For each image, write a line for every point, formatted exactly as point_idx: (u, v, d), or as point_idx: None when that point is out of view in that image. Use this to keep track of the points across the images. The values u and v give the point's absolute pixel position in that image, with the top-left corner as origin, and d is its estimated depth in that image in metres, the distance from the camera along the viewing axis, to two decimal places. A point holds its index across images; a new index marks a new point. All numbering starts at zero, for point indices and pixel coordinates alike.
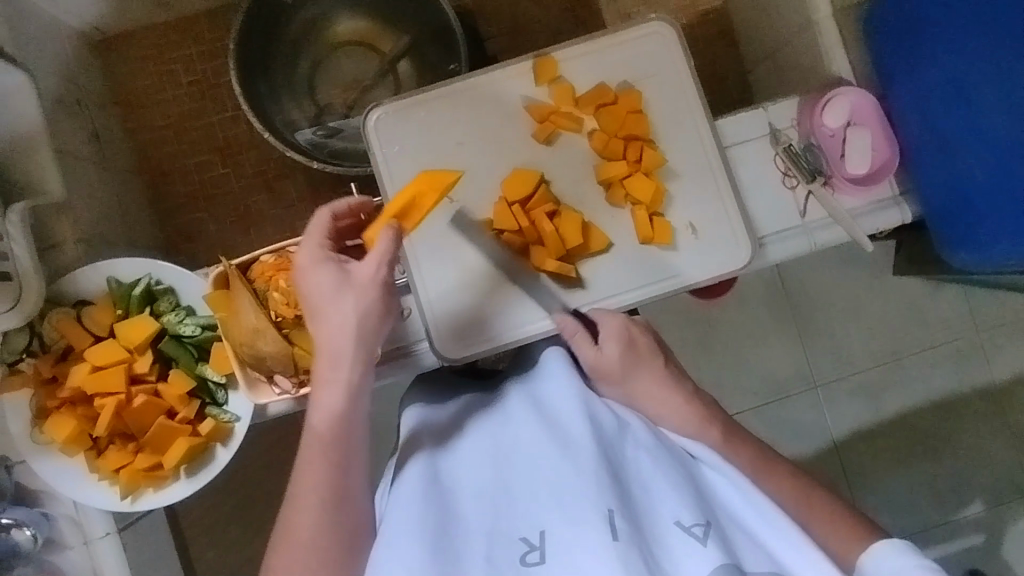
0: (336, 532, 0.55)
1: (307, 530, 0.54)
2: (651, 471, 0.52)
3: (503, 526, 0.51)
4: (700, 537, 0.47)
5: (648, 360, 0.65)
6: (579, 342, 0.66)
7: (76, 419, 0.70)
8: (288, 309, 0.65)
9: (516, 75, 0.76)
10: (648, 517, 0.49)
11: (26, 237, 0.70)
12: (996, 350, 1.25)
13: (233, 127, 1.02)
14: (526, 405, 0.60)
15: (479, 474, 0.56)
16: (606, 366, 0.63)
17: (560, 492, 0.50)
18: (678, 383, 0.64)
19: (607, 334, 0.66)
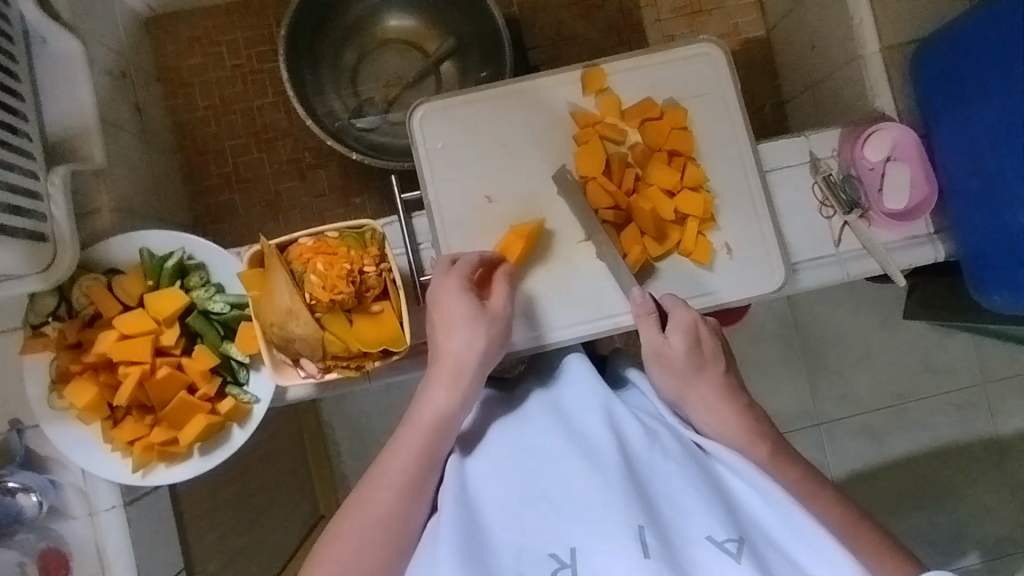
0: (383, 530, 0.57)
1: (359, 526, 0.57)
2: (676, 486, 0.52)
3: (535, 540, 0.51)
4: (733, 554, 0.47)
5: (709, 364, 0.64)
6: (645, 322, 0.65)
7: (97, 386, 0.69)
8: (323, 293, 0.65)
9: (565, 83, 0.77)
10: (678, 533, 0.49)
11: (66, 201, 0.70)
12: (1003, 403, 1.24)
13: (273, 113, 1.05)
14: (551, 415, 0.61)
15: (506, 472, 0.56)
16: (672, 359, 0.63)
17: (590, 509, 0.50)
18: (735, 395, 0.64)
19: (676, 325, 0.64)
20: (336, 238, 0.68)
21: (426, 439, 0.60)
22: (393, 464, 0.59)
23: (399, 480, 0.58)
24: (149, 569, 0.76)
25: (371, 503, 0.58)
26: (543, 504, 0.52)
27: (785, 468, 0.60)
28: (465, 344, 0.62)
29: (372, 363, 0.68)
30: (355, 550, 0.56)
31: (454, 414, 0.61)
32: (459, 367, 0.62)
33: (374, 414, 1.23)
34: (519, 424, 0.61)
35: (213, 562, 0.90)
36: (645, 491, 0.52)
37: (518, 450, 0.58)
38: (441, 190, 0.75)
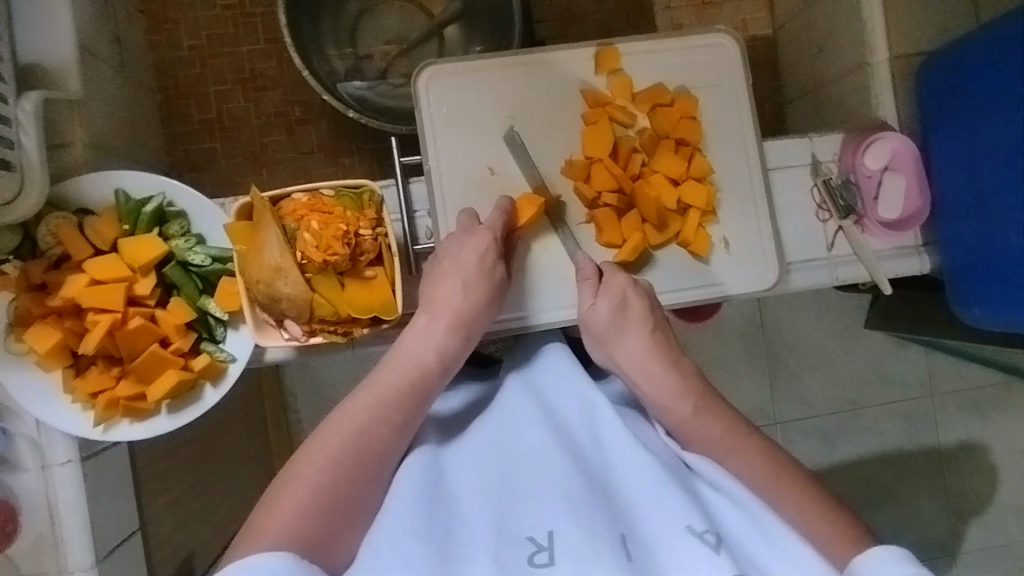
0: (351, 486, 0.51)
1: (320, 479, 0.50)
2: (648, 479, 0.50)
3: (511, 525, 0.47)
4: (712, 545, 0.45)
5: (636, 320, 0.62)
6: (584, 289, 0.65)
7: (61, 333, 0.65)
8: (316, 252, 0.62)
9: (579, 59, 0.75)
10: (651, 532, 0.47)
11: (37, 129, 0.65)
12: (946, 416, 1.29)
13: (263, 61, 1.00)
14: (530, 402, 0.59)
15: (478, 468, 0.54)
16: (594, 323, 0.62)
17: (571, 496, 0.48)
18: (665, 348, 0.61)
19: (606, 289, 0.64)
20: (331, 197, 0.65)
21: (409, 384, 0.57)
22: (368, 410, 0.54)
23: (376, 431, 0.54)
24: (101, 526, 0.72)
25: (338, 452, 0.52)
26: (519, 494, 0.50)
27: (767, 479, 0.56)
28: (471, 293, 0.63)
29: (360, 331, 0.66)
30: (312, 503, 0.49)
31: (451, 354, 0.60)
32: (462, 313, 0.62)
33: (339, 385, 1.20)
34: (500, 417, 0.59)
35: (166, 524, 0.86)
36: (617, 498, 0.50)
37: (493, 443, 0.56)
38: (442, 157, 0.73)
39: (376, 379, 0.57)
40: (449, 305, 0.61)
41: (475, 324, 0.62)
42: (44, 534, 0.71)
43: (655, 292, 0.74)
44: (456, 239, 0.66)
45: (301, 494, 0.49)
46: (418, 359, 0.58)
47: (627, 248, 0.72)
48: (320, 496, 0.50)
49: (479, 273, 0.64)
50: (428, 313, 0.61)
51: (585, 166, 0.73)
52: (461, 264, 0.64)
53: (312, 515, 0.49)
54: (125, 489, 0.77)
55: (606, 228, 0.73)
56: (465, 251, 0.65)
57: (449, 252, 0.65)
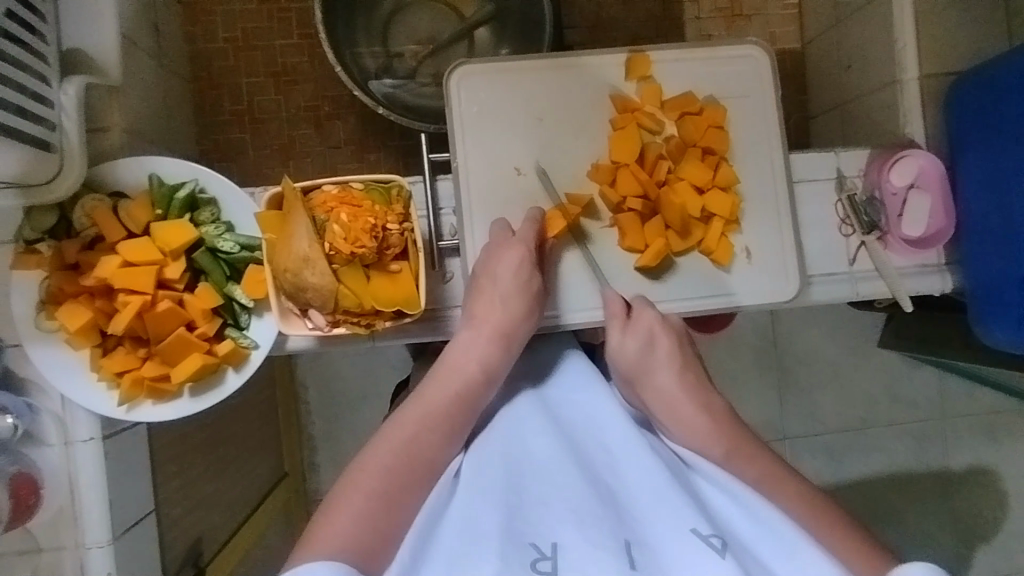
0: (404, 491, 0.52)
1: (373, 485, 0.51)
2: (654, 485, 0.49)
3: (516, 527, 0.47)
4: (717, 548, 0.44)
5: (667, 360, 0.60)
6: (611, 327, 0.64)
7: (91, 312, 0.67)
8: (345, 244, 0.63)
9: (609, 65, 0.76)
10: (655, 536, 0.47)
11: (77, 113, 0.67)
12: (957, 439, 1.28)
13: (295, 55, 1.01)
14: (538, 413, 0.59)
15: (484, 473, 0.53)
16: (622, 358, 0.61)
17: (579, 508, 0.47)
18: (699, 391, 0.59)
19: (634, 328, 0.62)
20: (361, 190, 0.66)
21: (456, 398, 0.58)
22: (417, 419, 0.56)
23: (425, 439, 0.55)
24: (119, 505, 0.74)
25: (391, 459, 0.53)
26: (526, 499, 0.49)
27: (744, 466, 0.54)
28: (510, 306, 0.63)
29: (382, 323, 0.66)
30: (366, 510, 0.50)
31: (496, 365, 0.60)
32: (503, 323, 0.62)
33: (349, 378, 1.23)
34: (508, 424, 0.58)
35: (178, 505, 0.87)
36: (623, 503, 0.49)
37: (497, 449, 0.55)
38: (469, 156, 0.74)
39: (423, 392, 0.58)
40: (491, 316, 0.62)
41: (518, 333, 0.63)
42: (64, 509, 0.72)
43: (673, 298, 0.75)
44: (493, 256, 0.67)
45: (356, 503, 0.50)
46: (461, 368, 0.59)
47: (651, 253, 0.72)
48: (374, 503, 0.50)
49: (520, 286, 0.64)
50: (470, 326, 0.62)
51: (610, 171, 0.74)
52: (499, 280, 0.65)
53: (367, 522, 0.49)
54: (143, 469, 0.79)
55: (629, 232, 0.73)
56: (501, 262, 0.66)
57: (490, 269, 0.66)
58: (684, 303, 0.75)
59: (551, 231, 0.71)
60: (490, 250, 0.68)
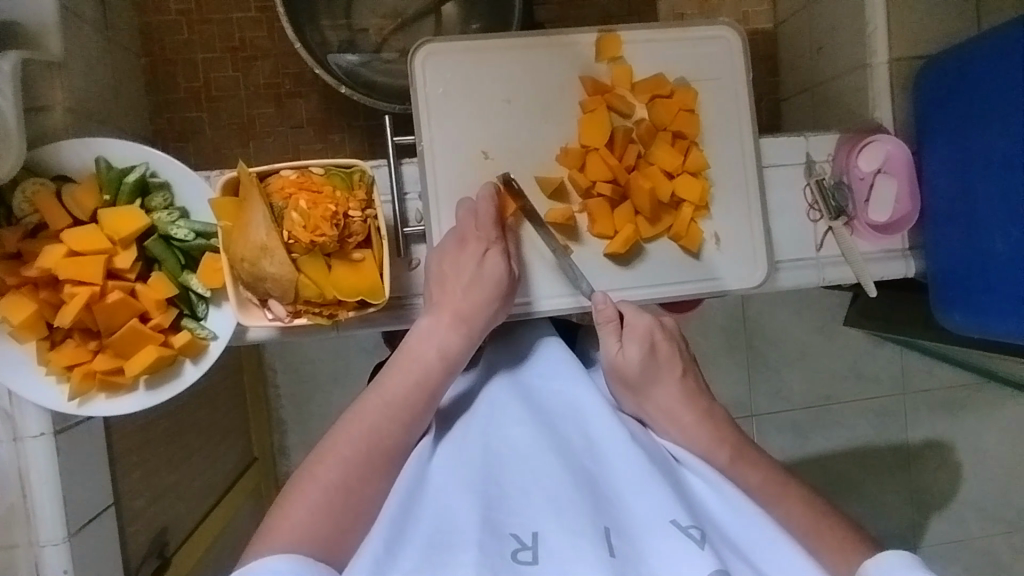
0: (360, 481, 0.52)
1: (332, 477, 0.52)
2: (633, 472, 0.50)
3: (498, 518, 0.47)
4: (696, 540, 0.45)
5: (668, 368, 0.61)
6: (606, 334, 0.62)
7: (36, 304, 0.63)
8: (304, 233, 0.61)
9: (579, 46, 0.74)
10: (634, 524, 0.47)
11: (14, 92, 0.62)
12: (915, 414, 1.31)
13: (253, 29, 0.97)
14: (517, 397, 0.58)
15: (460, 461, 0.52)
16: (626, 369, 0.60)
17: (557, 497, 0.48)
18: (697, 399, 0.60)
19: (631, 333, 0.61)
20: (321, 176, 0.63)
21: (415, 387, 0.57)
22: (376, 409, 0.55)
23: (386, 429, 0.55)
24: (75, 500, 0.71)
25: (350, 451, 0.53)
26: (504, 486, 0.49)
27: (746, 471, 0.56)
28: (473, 295, 0.62)
29: (345, 313, 0.64)
30: (326, 501, 0.51)
31: (455, 350, 0.59)
32: (463, 310, 0.61)
33: (320, 360, 1.21)
34: (486, 414, 0.57)
35: (141, 497, 0.84)
36: (602, 489, 0.50)
37: (474, 439, 0.54)
38: (435, 138, 0.71)
39: (383, 382, 0.57)
40: (450, 302, 0.61)
41: (479, 320, 0.62)
42: (15, 506, 0.69)
43: (642, 284, 0.74)
44: (456, 245, 0.65)
45: (313, 494, 0.51)
46: (421, 356, 0.58)
47: (620, 239, 0.71)
48: (332, 495, 0.51)
49: (480, 275, 0.63)
50: (432, 314, 0.61)
51: (579, 155, 0.72)
52: (461, 271, 0.63)
53: (323, 514, 0.50)
54: (100, 462, 0.76)
55: (599, 218, 0.72)
56: (463, 254, 0.64)
57: (448, 256, 0.64)
58: (654, 290, 0.74)
59: (507, 207, 0.70)
60: (457, 237, 0.66)
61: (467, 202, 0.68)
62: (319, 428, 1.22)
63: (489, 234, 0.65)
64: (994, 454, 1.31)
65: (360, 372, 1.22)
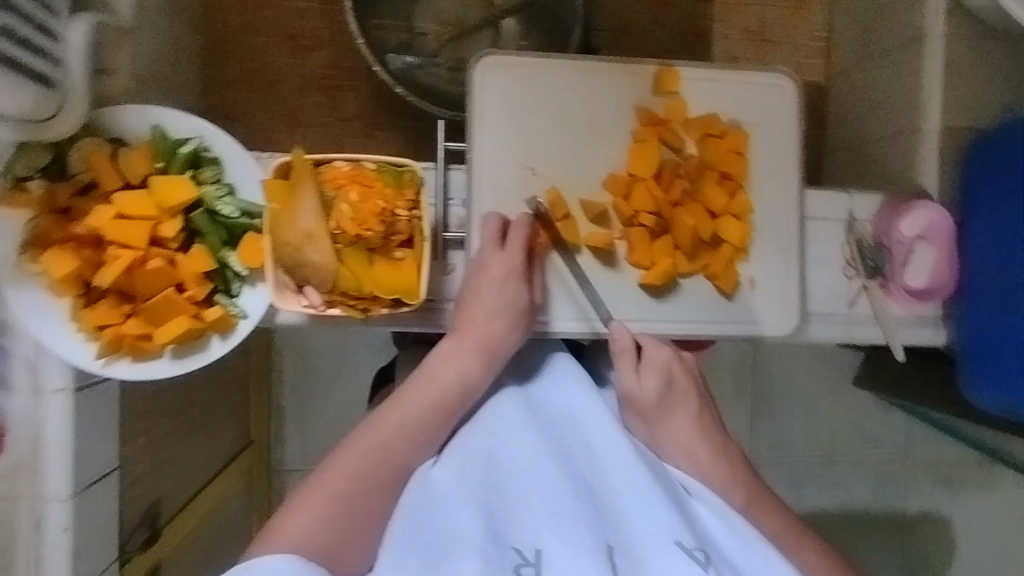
0: (366, 495, 0.54)
1: (334, 488, 0.53)
2: (637, 492, 0.53)
3: (503, 531, 0.50)
4: (698, 561, 0.49)
5: (683, 404, 0.63)
6: (621, 362, 0.63)
7: (78, 261, 0.64)
8: (352, 225, 0.61)
9: (638, 76, 0.75)
10: (638, 546, 0.51)
11: (84, 54, 0.63)
12: (913, 483, 1.30)
13: (315, 20, 0.99)
14: (523, 406, 0.60)
15: (464, 470, 0.54)
16: (640, 401, 0.62)
17: (559, 513, 0.51)
18: (710, 433, 0.63)
19: (649, 365, 0.63)
20: (373, 171, 0.64)
21: (432, 409, 0.58)
22: (392, 426, 0.56)
23: (396, 447, 0.56)
24: (84, 461, 0.71)
25: (361, 464, 0.55)
26: (508, 501, 0.52)
27: (758, 514, 0.61)
28: (494, 322, 0.62)
29: (378, 309, 0.65)
30: (334, 510, 0.52)
31: (473, 380, 0.60)
32: (488, 339, 0.61)
33: (328, 352, 1.22)
34: (490, 420, 0.59)
35: (141, 464, 0.84)
36: (605, 508, 0.53)
37: (477, 447, 0.56)
38: (485, 149, 0.72)
39: (401, 399, 0.58)
40: (472, 329, 0.61)
41: (501, 350, 0.61)
42: (26, 459, 0.69)
43: (671, 318, 0.74)
44: (481, 268, 0.64)
45: (318, 502, 0.52)
46: (438, 379, 0.59)
47: (656, 271, 0.72)
48: (336, 504, 0.53)
49: (502, 302, 0.62)
50: (454, 337, 0.61)
51: (625, 183, 0.73)
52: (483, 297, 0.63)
53: (326, 524, 0.52)
54: (111, 425, 0.76)
55: (638, 247, 0.72)
56: (483, 278, 0.63)
57: (473, 281, 0.64)
58: (683, 326, 0.74)
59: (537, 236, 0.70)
60: (481, 259, 0.64)
61: (496, 220, 0.66)
62: (318, 419, 1.22)
63: (511, 260, 0.64)
64: None
65: (366, 369, 1.22)
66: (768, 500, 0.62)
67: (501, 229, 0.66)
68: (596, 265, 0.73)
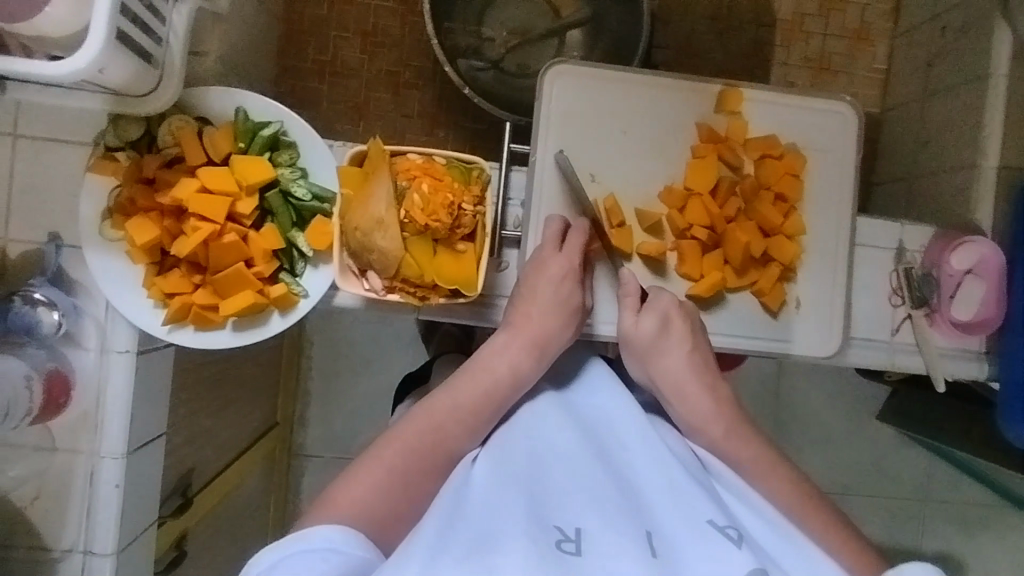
0: (420, 475, 0.56)
1: (394, 463, 0.55)
2: (671, 480, 0.53)
3: (542, 512, 0.49)
4: (733, 539, 0.48)
5: (678, 339, 0.64)
6: (625, 306, 0.66)
7: (158, 229, 0.67)
8: (421, 216, 0.64)
9: (703, 94, 0.77)
10: (675, 528, 0.49)
11: (184, 36, 0.67)
12: (932, 523, 1.29)
13: (388, 19, 1.02)
14: (557, 407, 0.61)
15: (502, 465, 0.55)
16: (636, 338, 0.64)
17: (599, 500, 0.50)
18: (709, 380, 0.63)
19: (650, 308, 0.65)
20: (443, 165, 0.66)
21: (485, 398, 0.60)
22: (445, 411, 0.59)
23: (449, 429, 0.58)
24: (138, 422, 0.74)
25: (414, 441, 0.57)
26: (544, 487, 0.52)
27: (768, 480, 0.58)
28: (547, 317, 0.64)
29: (436, 299, 0.67)
30: (391, 487, 0.54)
31: (526, 373, 0.61)
32: (542, 335, 0.63)
33: (357, 342, 1.25)
34: (530, 419, 0.60)
35: (180, 433, 0.87)
36: (641, 497, 0.52)
37: (514, 443, 0.57)
38: (548, 153, 0.74)
39: (456, 385, 0.60)
40: (527, 325, 0.63)
41: (553, 345, 0.63)
42: (88, 413, 0.73)
43: (715, 331, 0.75)
44: (536, 269, 0.67)
45: (376, 476, 0.54)
46: (491, 368, 0.61)
47: (705, 283, 0.73)
48: (393, 480, 0.55)
49: (557, 300, 0.65)
50: (509, 332, 0.63)
51: (682, 196, 0.74)
52: (538, 295, 0.65)
53: (382, 499, 0.53)
54: (165, 390, 0.79)
55: (688, 259, 0.74)
56: (537, 276, 0.66)
57: (528, 280, 0.66)
58: (726, 339, 0.76)
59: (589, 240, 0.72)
60: (536, 261, 0.67)
61: (552, 226, 0.70)
62: (343, 406, 1.25)
63: (563, 260, 0.67)
64: None
65: (398, 361, 1.25)
66: (783, 468, 0.59)
67: (557, 233, 0.69)
68: (646, 273, 0.75)
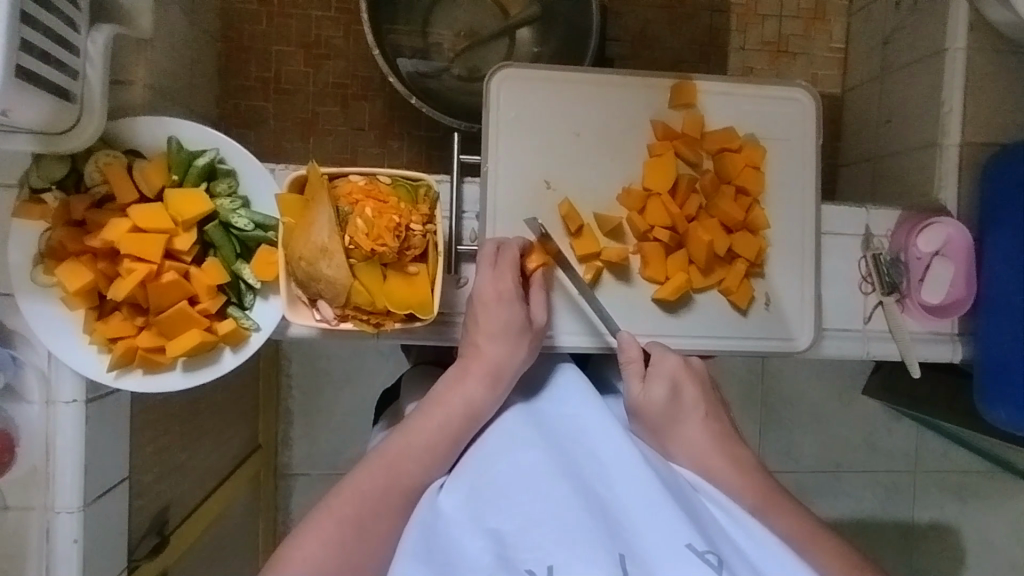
0: (374, 519, 0.54)
1: (347, 510, 0.53)
2: (645, 497, 0.50)
3: (512, 552, 0.47)
4: (712, 564, 0.46)
5: (693, 411, 0.63)
6: (630, 374, 0.64)
7: (92, 273, 0.64)
8: (365, 241, 0.61)
9: (655, 90, 0.74)
10: (653, 557, 0.47)
11: (103, 66, 0.63)
12: (924, 495, 1.28)
13: (331, 29, 0.99)
14: (528, 423, 0.59)
15: (472, 495, 0.52)
16: (650, 409, 0.62)
17: (572, 530, 0.47)
18: (726, 445, 0.61)
19: (656, 374, 0.63)
20: (388, 185, 0.64)
21: (440, 435, 0.58)
22: (398, 450, 0.56)
23: (405, 468, 0.56)
24: (94, 472, 0.71)
25: (369, 489, 0.54)
26: (513, 517, 0.49)
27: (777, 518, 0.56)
28: (496, 345, 0.62)
29: (391, 325, 0.64)
30: (346, 537, 0.52)
31: (480, 404, 0.60)
32: (494, 363, 0.61)
33: (335, 355, 1.22)
34: (496, 441, 0.57)
35: (150, 471, 0.83)
36: (616, 518, 0.50)
37: (483, 468, 0.54)
38: (499, 162, 0.72)
39: (410, 425, 0.58)
40: (478, 356, 0.61)
41: (506, 371, 0.61)
42: (37, 469, 0.69)
43: (684, 333, 0.73)
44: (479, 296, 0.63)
45: (328, 528, 0.52)
46: (447, 405, 0.59)
47: (670, 286, 0.71)
48: (345, 530, 0.52)
49: (504, 325, 0.62)
50: (459, 366, 0.61)
51: (640, 197, 0.72)
52: (485, 324, 0.62)
53: (336, 550, 0.51)
54: (122, 435, 0.76)
55: (651, 262, 0.72)
56: (480, 302, 0.63)
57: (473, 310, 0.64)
58: (696, 340, 0.74)
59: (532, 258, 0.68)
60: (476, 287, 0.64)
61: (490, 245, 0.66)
62: (322, 426, 1.22)
63: (503, 281, 0.63)
64: (997, 549, 1.28)
65: (374, 376, 1.22)
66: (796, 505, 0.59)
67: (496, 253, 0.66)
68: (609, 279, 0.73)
